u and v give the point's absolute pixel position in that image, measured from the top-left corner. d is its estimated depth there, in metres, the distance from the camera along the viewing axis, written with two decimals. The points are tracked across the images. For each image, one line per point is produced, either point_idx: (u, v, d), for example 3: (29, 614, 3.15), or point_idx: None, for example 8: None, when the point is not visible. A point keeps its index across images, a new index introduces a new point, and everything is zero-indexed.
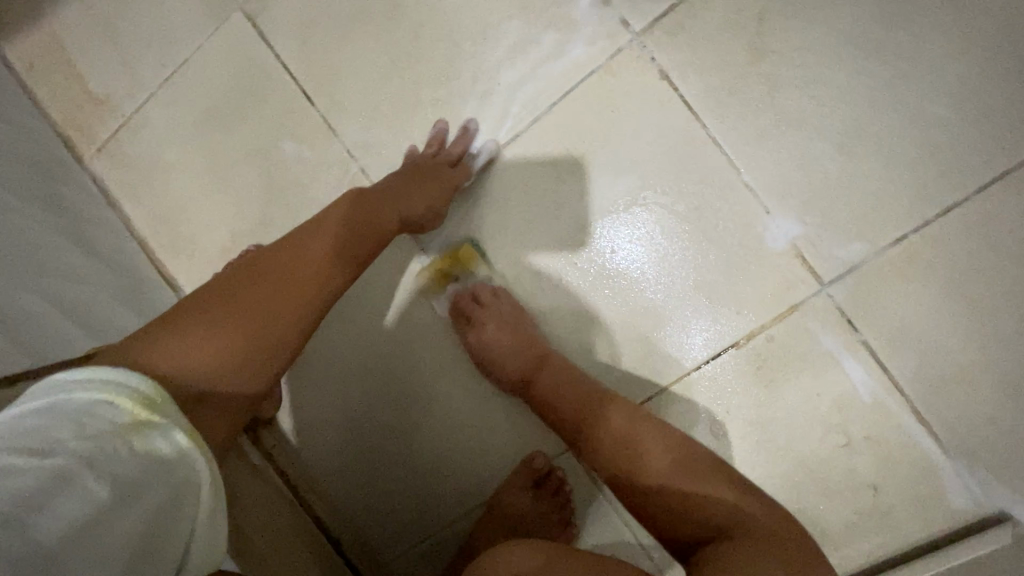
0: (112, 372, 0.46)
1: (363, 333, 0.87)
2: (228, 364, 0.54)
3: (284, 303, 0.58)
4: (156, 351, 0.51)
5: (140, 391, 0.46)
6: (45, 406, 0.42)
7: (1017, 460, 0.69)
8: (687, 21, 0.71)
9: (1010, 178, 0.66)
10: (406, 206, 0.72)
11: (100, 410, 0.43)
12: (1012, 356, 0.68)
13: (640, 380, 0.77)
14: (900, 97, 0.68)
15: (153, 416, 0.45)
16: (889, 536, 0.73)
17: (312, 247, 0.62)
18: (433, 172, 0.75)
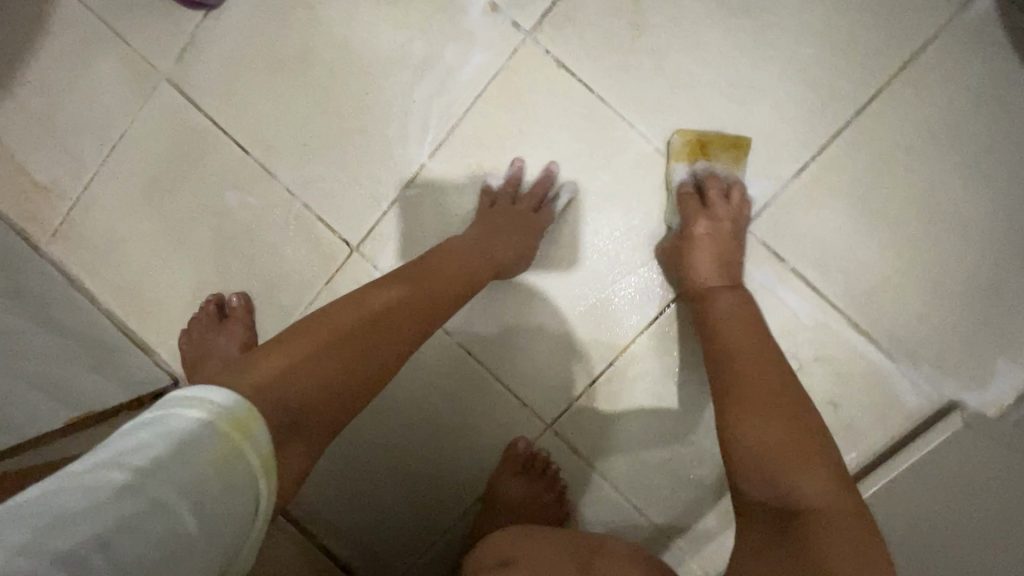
0: (212, 393, 0.47)
1: (434, 355, 0.87)
2: (321, 395, 0.55)
3: (382, 341, 0.60)
4: (267, 374, 0.52)
5: (233, 412, 0.47)
6: (151, 420, 0.44)
7: (951, 349, 0.74)
8: (572, 12, 0.77)
9: (883, 97, 0.73)
10: (498, 251, 0.75)
11: (198, 426, 0.44)
12: (923, 255, 0.74)
13: (599, 348, 0.83)
14: (773, 43, 0.74)
15: (241, 438, 0.46)
16: (857, 446, 0.78)
17: (416, 291, 0.64)
18: (523, 219, 0.78)
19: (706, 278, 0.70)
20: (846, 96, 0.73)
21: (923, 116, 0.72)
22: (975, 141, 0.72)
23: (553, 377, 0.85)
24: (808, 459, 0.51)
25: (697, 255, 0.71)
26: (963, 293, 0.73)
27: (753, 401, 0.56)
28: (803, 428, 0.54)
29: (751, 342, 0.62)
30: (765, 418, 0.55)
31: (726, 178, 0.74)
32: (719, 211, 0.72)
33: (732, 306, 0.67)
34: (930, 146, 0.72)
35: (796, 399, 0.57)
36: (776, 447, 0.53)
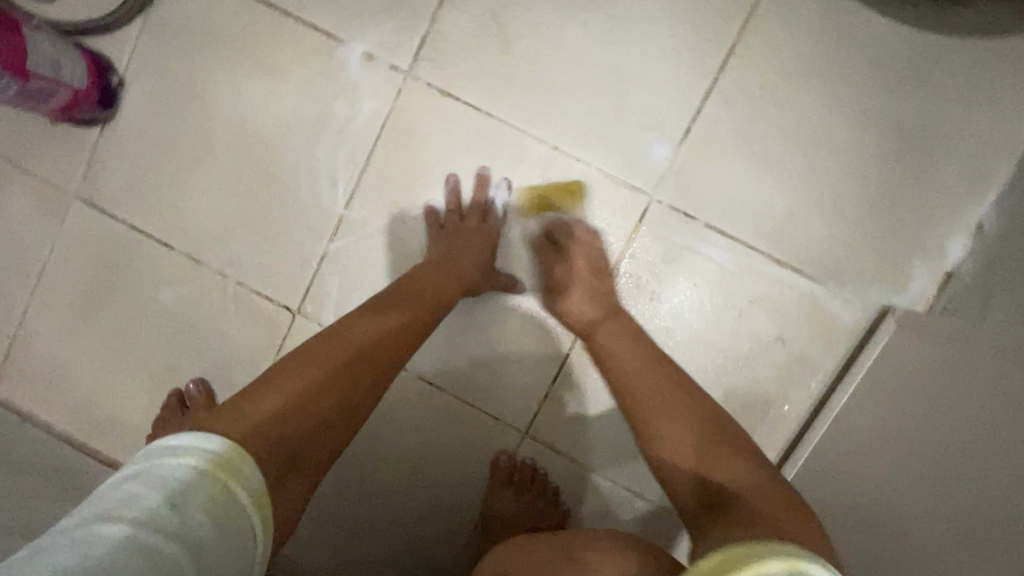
0: (197, 439, 0.46)
1: (413, 413, 0.88)
2: (307, 427, 0.55)
3: (362, 363, 0.61)
4: (252, 412, 0.52)
5: (220, 455, 0.45)
6: (141, 471, 0.43)
7: (868, 260, 0.78)
8: (441, 43, 0.82)
9: (739, 51, 0.78)
10: (464, 265, 0.77)
11: (185, 474, 0.43)
12: (817, 181, 0.78)
13: (552, 344, 0.85)
14: (629, 26, 0.80)
15: (231, 479, 0.45)
16: (813, 373, 0.80)
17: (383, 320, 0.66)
18: (478, 233, 0.80)
19: (589, 313, 0.74)
20: (707, 59, 0.79)
21: (780, 60, 0.78)
22: (831, 69, 0.77)
23: (517, 383, 0.86)
24: (718, 447, 0.58)
25: (573, 294, 0.76)
26: (863, 206, 0.78)
27: (664, 406, 0.61)
28: (705, 420, 0.60)
29: (630, 347, 0.69)
30: (685, 426, 0.60)
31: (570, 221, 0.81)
32: (573, 250, 0.79)
33: (619, 331, 0.71)
34: (792, 84, 0.78)
35: (675, 389, 0.63)
36: (694, 446, 0.58)
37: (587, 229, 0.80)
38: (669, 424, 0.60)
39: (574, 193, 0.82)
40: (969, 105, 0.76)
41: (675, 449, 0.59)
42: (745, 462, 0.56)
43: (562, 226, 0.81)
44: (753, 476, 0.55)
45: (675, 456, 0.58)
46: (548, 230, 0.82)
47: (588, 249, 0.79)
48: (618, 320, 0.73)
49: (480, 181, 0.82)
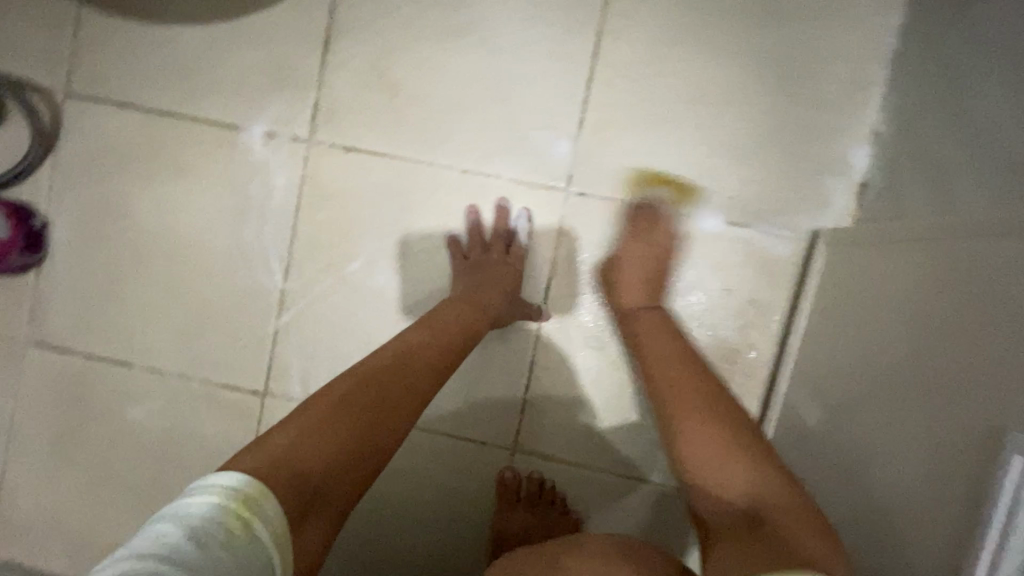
0: (220, 477, 0.46)
1: (401, 459, 0.87)
2: (330, 467, 0.53)
3: (387, 402, 0.59)
4: (282, 445, 0.51)
5: (241, 491, 0.45)
6: (163, 513, 0.43)
7: (785, 192, 0.80)
8: (333, 104, 0.85)
9: (606, 35, 0.82)
10: (490, 295, 0.78)
11: (205, 510, 0.42)
12: (715, 132, 0.81)
13: (516, 355, 0.86)
14: (500, 41, 0.83)
15: (251, 514, 0.44)
16: (769, 312, 0.81)
17: (406, 358, 0.65)
18: (499, 260, 0.81)
19: (633, 300, 0.77)
20: (580, 49, 0.82)
21: (646, 32, 0.82)
22: (695, 28, 0.81)
23: (493, 403, 0.86)
24: (734, 456, 0.57)
25: (624, 273, 0.78)
26: (764, 144, 0.81)
27: (690, 401, 0.63)
28: (744, 439, 0.59)
29: (659, 340, 0.71)
30: (707, 423, 0.61)
31: (663, 206, 0.82)
32: (658, 229, 0.80)
33: (654, 322, 0.74)
34: (664, 51, 0.81)
35: (711, 390, 0.64)
36: (732, 457, 0.57)
37: (669, 216, 0.81)
38: (688, 414, 0.62)
39: (684, 193, 0.82)
40: (831, 23, 0.79)
41: (687, 442, 0.60)
42: (755, 466, 0.56)
43: (652, 211, 0.81)
44: (770, 478, 0.55)
45: (691, 457, 0.60)
46: (637, 206, 0.82)
47: (664, 245, 0.80)
48: (664, 326, 0.73)
49: (501, 210, 0.83)
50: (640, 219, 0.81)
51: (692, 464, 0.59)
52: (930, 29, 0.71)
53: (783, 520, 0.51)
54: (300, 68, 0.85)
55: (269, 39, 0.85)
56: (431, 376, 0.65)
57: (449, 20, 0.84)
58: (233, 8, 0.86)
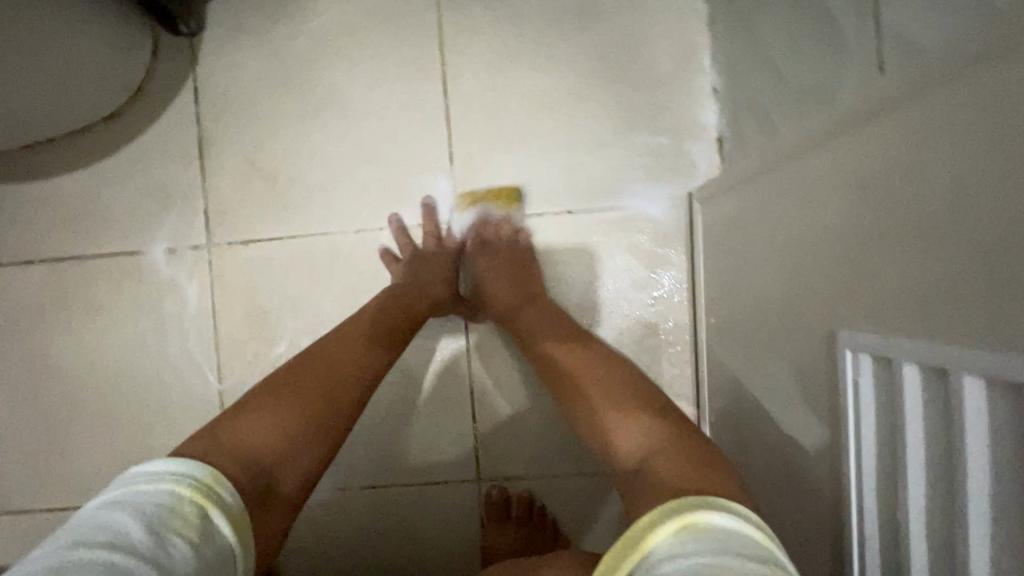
0: (175, 465, 0.44)
1: (374, 523, 0.87)
2: (285, 450, 0.53)
3: (341, 387, 0.60)
4: (237, 431, 0.51)
5: (198, 480, 0.44)
6: (112, 500, 0.41)
7: (652, 166, 0.84)
8: (222, 207, 0.89)
9: (450, 73, 0.87)
10: (431, 282, 0.80)
11: (161, 498, 0.41)
12: (573, 132, 0.86)
13: (453, 391, 0.87)
14: (356, 106, 0.88)
15: (208, 502, 0.43)
16: (673, 281, 0.85)
17: (350, 344, 0.64)
18: (439, 252, 0.83)
19: (505, 302, 0.78)
20: (430, 92, 0.87)
21: (485, 60, 0.87)
22: (526, 44, 0.86)
23: (445, 443, 0.87)
24: (635, 412, 0.56)
25: (493, 287, 0.80)
26: (620, 129, 0.85)
27: (582, 373, 0.63)
28: (632, 394, 0.59)
29: (539, 322, 0.73)
30: (600, 390, 0.61)
31: (495, 223, 0.84)
32: (496, 244, 0.83)
33: (537, 314, 0.74)
34: (506, 72, 0.86)
35: (607, 357, 0.65)
36: (625, 420, 0.56)
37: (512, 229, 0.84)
38: (586, 378, 0.62)
39: (511, 200, 0.85)
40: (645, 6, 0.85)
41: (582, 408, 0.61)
42: (650, 428, 0.55)
43: (488, 223, 0.84)
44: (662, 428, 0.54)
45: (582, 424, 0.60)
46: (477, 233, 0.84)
47: (506, 254, 0.82)
48: (535, 309, 0.76)
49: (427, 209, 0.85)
50: (485, 230, 0.83)
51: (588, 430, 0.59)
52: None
53: (666, 468, 0.49)
54: (182, 183, 0.90)
55: (147, 164, 0.90)
56: (382, 364, 0.66)
57: (305, 101, 0.89)
58: (107, 148, 0.90)
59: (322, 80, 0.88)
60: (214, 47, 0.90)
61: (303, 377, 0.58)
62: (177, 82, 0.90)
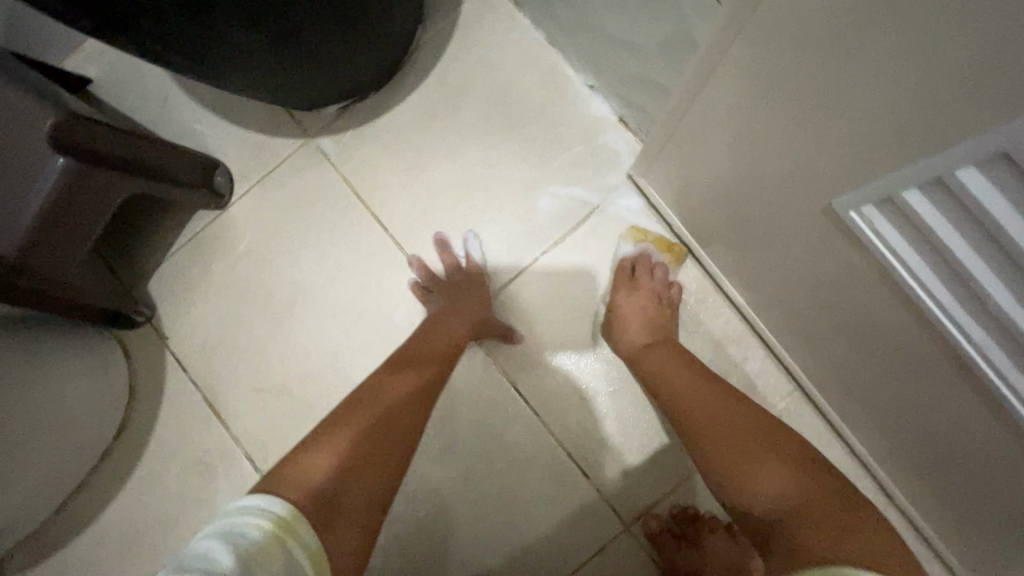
0: (255, 500, 0.47)
1: None
2: (343, 479, 0.55)
3: (386, 418, 0.63)
4: (302, 464, 0.54)
5: (278, 512, 0.47)
6: (206, 533, 0.45)
7: (586, 174, 0.89)
8: (259, 442, 0.90)
9: (377, 209, 0.92)
10: (460, 308, 0.84)
11: (244, 531, 0.44)
12: (504, 189, 0.90)
13: (554, 460, 0.87)
14: (319, 286, 0.92)
15: (288, 537, 0.46)
16: (654, 252, 0.86)
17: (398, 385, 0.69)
18: (464, 279, 0.86)
19: (643, 339, 0.80)
20: (370, 232, 0.92)
21: (397, 181, 0.92)
22: (422, 148, 0.92)
23: (577, 511, 0.85)
24: (805, 467, 0.58)
25: (626, 320, 0.82)
26: (539, 162, 0.90)
27: (733, 438, 0.62)
28: (801, 461, 0.59)
29: (704, 404, 0.67)
30: (770, 456, 0.59)
31: (638, 259, 0.86)
32: (642, 288, 0.83)
33: (658, 364, 0.76)
34: (421, 179, 0.92)
35: (731, 402, 0.67)
36: (781, 483, 0.57)
37: (649, 261, 0.85)
38: (714, 421, 0.65)
39: (673, 252, 0.86)
40: (491, 58, 0.92)
41: (712, 459, 0.62)
42: (843, 498, 0.55)
43: (643, 262, 0.85)
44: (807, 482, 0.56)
45: (710, 468, 0.62)
46: (631, 266, 0.86)
47: (648, 296, 0.83)
48: (657, 352, 0.77)
49: (442, 245, 0.88)
50: (626, 272, 0.85)
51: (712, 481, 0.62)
52: (546, 5, 0.85)
53: (865, 527, 0.51)
54: (214, 443, 0.91)
55: (175, 448, 0.91)
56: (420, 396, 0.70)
57: (275, 308, 0.92)
58: (132, 457, 0.91)
59: (278, 282, 0.92)
60: (174, 314, 0.93)
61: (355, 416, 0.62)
62: (160, 363, 0.92)
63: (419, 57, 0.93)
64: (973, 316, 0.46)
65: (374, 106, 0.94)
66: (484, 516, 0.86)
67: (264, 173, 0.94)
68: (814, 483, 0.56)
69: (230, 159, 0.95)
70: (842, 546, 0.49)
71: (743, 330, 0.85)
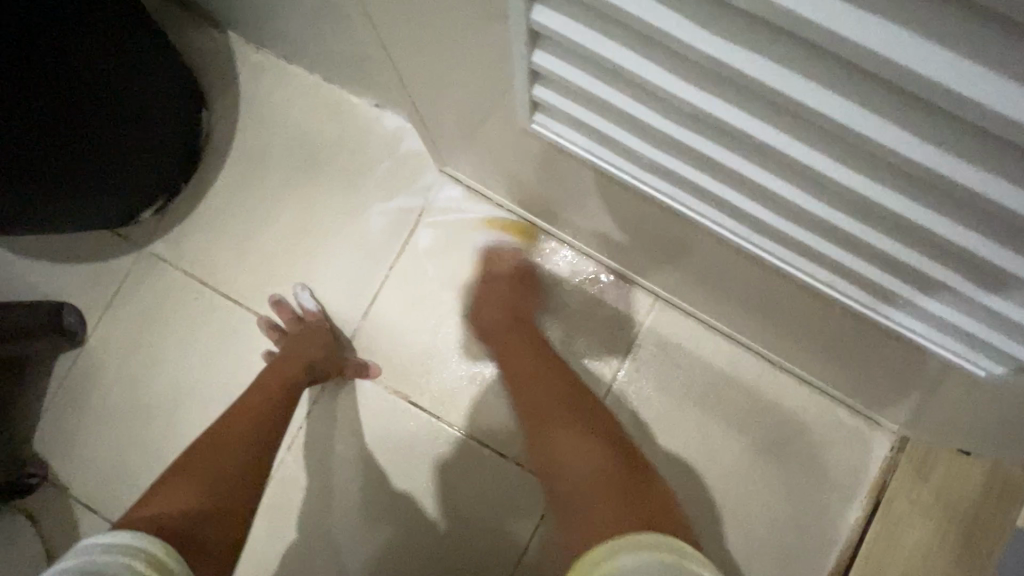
0: (126, 536, 0.50)
1: None
2: (194, 515, 0.58)
3: (233, 454, 0.66)
4: (147, 511, 0.57)
5: (150, 550, 0.50)
6: (71, 566, 0.47)
7: (400, 184, 0.92)
8: None
9: (227, 289, 0.94)
10: (305, 347, 0.84)
11: (115, 567, 0.47)
12: (333, 225, 0.93)
13: (470, 453, 0.88)
14: (197, 380, 0.92)
15: (161, 572, 0.49)
16: (506, 237, 0.89)
17: (246, 420, 0.71)
18: (305, 328, 0.87)
19: (490, 319, 0.83)
20: (225, 313, 0.93)
21: (235, 256, 0.94)
22: (248, 218, 0.95)
23: (508, 491, 0.87)
24: (625, 453, 0.63)
25: (483, 304, 0.86)
26: (357, 189, 0.93)
27: (566, 416, 0.67)
28: (613, 436, 0.64)
29: (552, 394, 0.70)
30: (580, 430, 0.64)
31: (499, 247, 0.89)
32: (501, 269, 0.88)
33: (519, 358, 0.77)
34: (256, 247, 0.94)
35: (581, 396, 0.70)
36: (590, 447, 0.62)
37: (511, 252, 0.88)
38: (569, 411, 0.67)
39: (524, 234, 0.89)
40: (279, 115, 0.96)
41: (554, 443, 0.65)
42: (640, 478, 0.60)
43: (503, 249, 0.89)
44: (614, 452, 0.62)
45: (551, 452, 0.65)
46: (489, 254, 0.89)
47: (510, 282, 0.86)
48: (519, 332, 0.80)
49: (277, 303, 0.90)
50: (488, 262, 0.89)
51: (553, 464, 0.64)
52: (302, 49, 0.89)
53: (665, 518, 0.55)
54: None
55: None
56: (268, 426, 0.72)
57: (160, 418, 0.92)
58: None
59: (156, 392, 0.92)
60: (66, 462, 0.92)
61: (202, 457, 0.64)
62: (67, 515, 0.90)
63: (218, 139, 0.97)
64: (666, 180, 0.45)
65: (192, 197, 0.96)
66: (428, 530, 0.87)
67: (108, 296, 0.95)
68: (631, 469, 0.61)
69: (71, 295, 0.95)
70: (653, 522, 0.54)
71: (589, 268, 0.88)
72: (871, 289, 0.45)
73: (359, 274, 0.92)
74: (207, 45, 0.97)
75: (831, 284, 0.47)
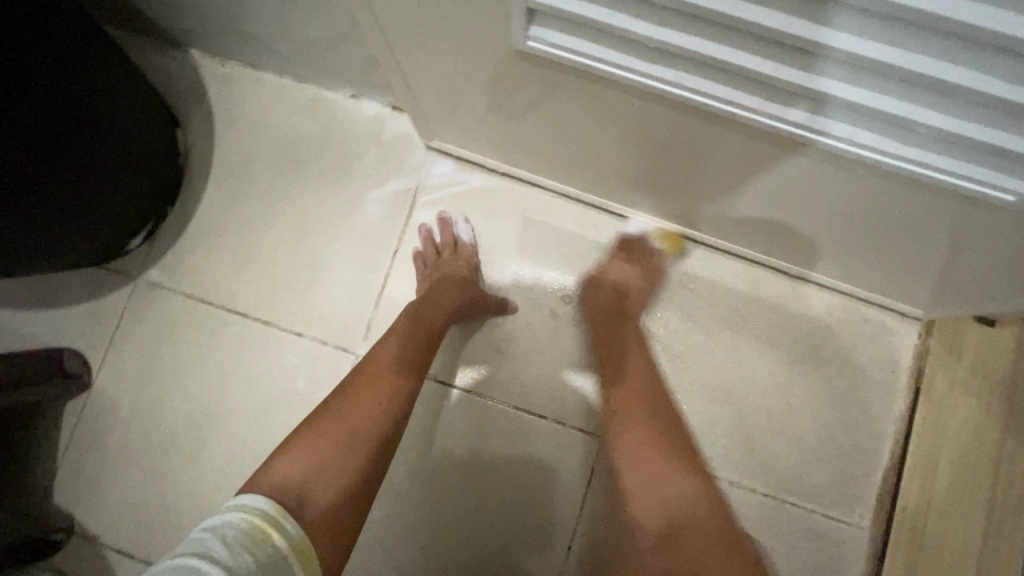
0: (244, 498, 0.49)
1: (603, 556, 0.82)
2: (321, 473, 0.53)
3: (370, 398, 0.60)
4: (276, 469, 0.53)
5: (264, 510, 0.48)
6: (202, 527, 0.46)
7: (389, 167, 0.92)
8: None
9: (231, 303, 0.91)
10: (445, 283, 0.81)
11: (232, 527, 0.46)
12: (330, 219, 0.92)
13: (506, 421, 0.85)
14: (216, 400, 0.89)
15: (273, 532, 0.46)
16: (654, 240, 0.85)
17: (387, 360, 0.66)
18: (445, 259, 0.85)
19: (620, 297, 0.82)
20: (234, 327, 0.91)
21: (234, 269, 0.92)
22: (241, 229, 0.93)
23: (552, 451, 0.85)
24: (692, 470, 0.63)
25: (621, 277, 0.83)
26: (347, 180, 0.92)
27: (658, 450, 0.64)
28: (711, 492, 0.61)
29: (637, 436, 0.65)
30: (687, 484, 0.61)
31: (649, 240, 0.85)
32: (637, 269, 0.83)
33: (620, 400, 0.71)
34: (254, 255, 0.92)
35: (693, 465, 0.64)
36: (701, 522, 0.58)
37: (654, 256, 0.84)
38: (699, 493, 0.61)
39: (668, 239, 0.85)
40: (255, 121, 0.95)
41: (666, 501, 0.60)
42: (722, 530, 0.58)
43: (643, 245, 0.85)
44: (713, 507, 0.60)
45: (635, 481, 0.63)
46: (631, 242, 0.85)
47: (639, 269, 0.84)
48: (630, 331, 0.79)
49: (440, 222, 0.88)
50: (634, 248, 0.85)
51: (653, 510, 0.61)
52: (267, 49, 0.88)
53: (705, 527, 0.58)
54: None
55: None
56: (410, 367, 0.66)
57: (184, 446, 0.88)
58: None
59: (174, 421, 0.89)
60: (93, 509, 0.88)
61: (342, 403, 0.60)
62: (104, 565, 0.86)
63: (197, 156, 0.95)
64: (674, 67, 0.45)
65: (180, 219, 0.94)
66: (480, 506, 0.84)
67: (109, 333, 0.92)
68: (711, 504, 0.61)
69: (70, 339, 0.92)
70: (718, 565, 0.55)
71: (593, 214, 0.88)
72: (932, 140, 0.43)
73: (364, 262, 0.91)
74: (170, 65, 0.96)
75: (910, 154, 0.44)
